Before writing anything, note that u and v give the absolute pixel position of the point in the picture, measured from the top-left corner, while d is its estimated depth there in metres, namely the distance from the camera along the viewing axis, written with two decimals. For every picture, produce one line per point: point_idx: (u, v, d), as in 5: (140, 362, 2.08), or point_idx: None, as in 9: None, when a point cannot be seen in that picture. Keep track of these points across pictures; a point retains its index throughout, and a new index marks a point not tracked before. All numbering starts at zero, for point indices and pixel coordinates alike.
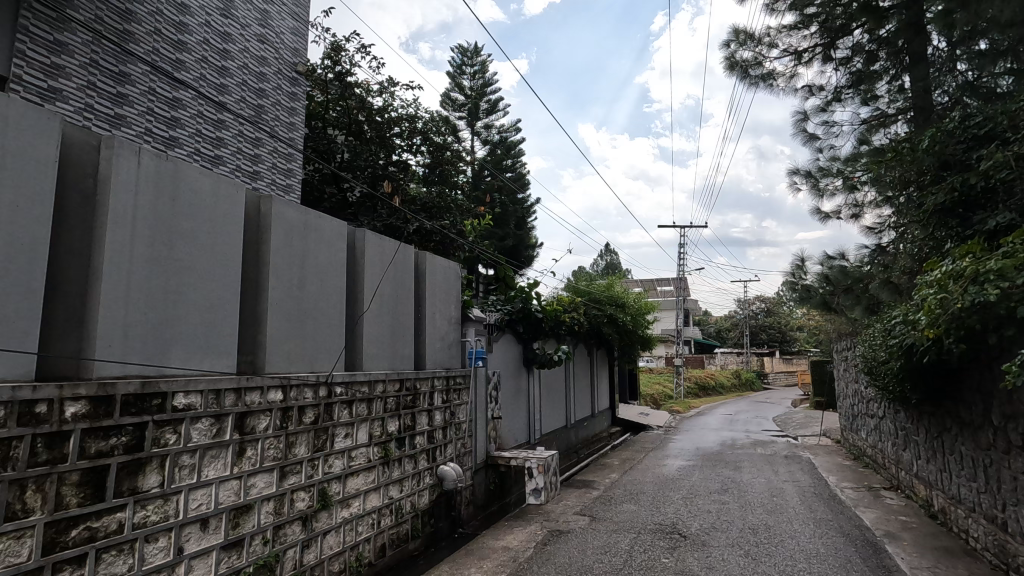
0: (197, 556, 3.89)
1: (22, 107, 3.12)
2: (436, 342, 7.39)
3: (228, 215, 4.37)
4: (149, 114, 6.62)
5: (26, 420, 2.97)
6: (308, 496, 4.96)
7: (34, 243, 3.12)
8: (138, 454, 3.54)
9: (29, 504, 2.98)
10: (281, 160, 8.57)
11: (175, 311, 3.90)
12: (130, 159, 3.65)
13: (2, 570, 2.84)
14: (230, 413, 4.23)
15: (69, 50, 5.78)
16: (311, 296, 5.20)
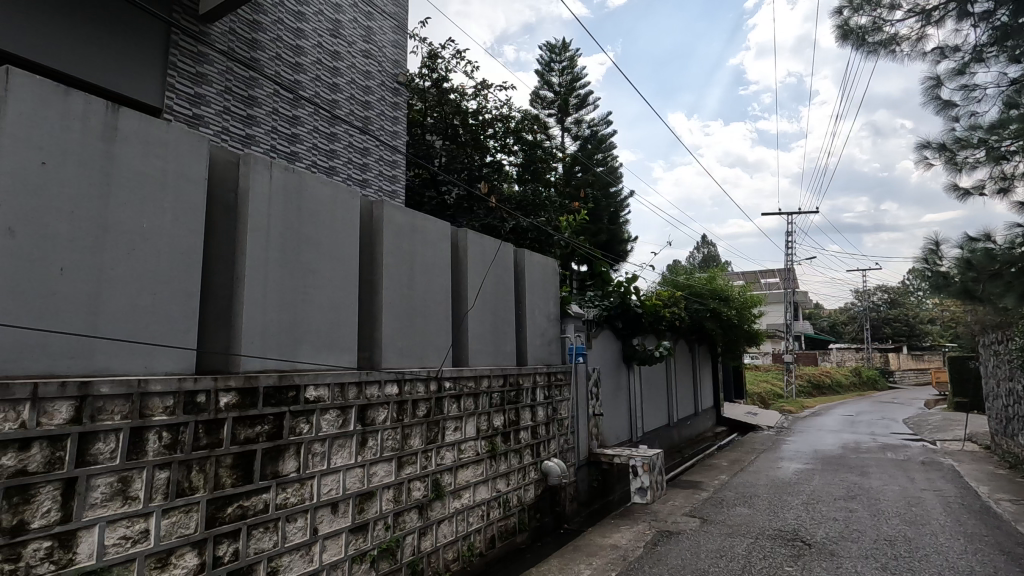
0: (329, 537, 4.21)
1: (178, 132, 3.52)
2: (536, 338, 7.44)
3: (345, 221, 4.66)
4: (274, 132, 7.25)
5: (189, 408, 3.36)
6: (423, 486, 5.20)
7: (191, 252, 3.52)
8: (278, 441, 3.89)
9: (195, 483, 3.37)
10: (387, 168, 9.02)
11: (304, 311, 4.24)
12: (264, 172, 4.00)
13: (175, 540, 3.24)
14: (353, 405, 4.52)
15: (208, 80, 6.49)
16: (420, 295, 5.42)
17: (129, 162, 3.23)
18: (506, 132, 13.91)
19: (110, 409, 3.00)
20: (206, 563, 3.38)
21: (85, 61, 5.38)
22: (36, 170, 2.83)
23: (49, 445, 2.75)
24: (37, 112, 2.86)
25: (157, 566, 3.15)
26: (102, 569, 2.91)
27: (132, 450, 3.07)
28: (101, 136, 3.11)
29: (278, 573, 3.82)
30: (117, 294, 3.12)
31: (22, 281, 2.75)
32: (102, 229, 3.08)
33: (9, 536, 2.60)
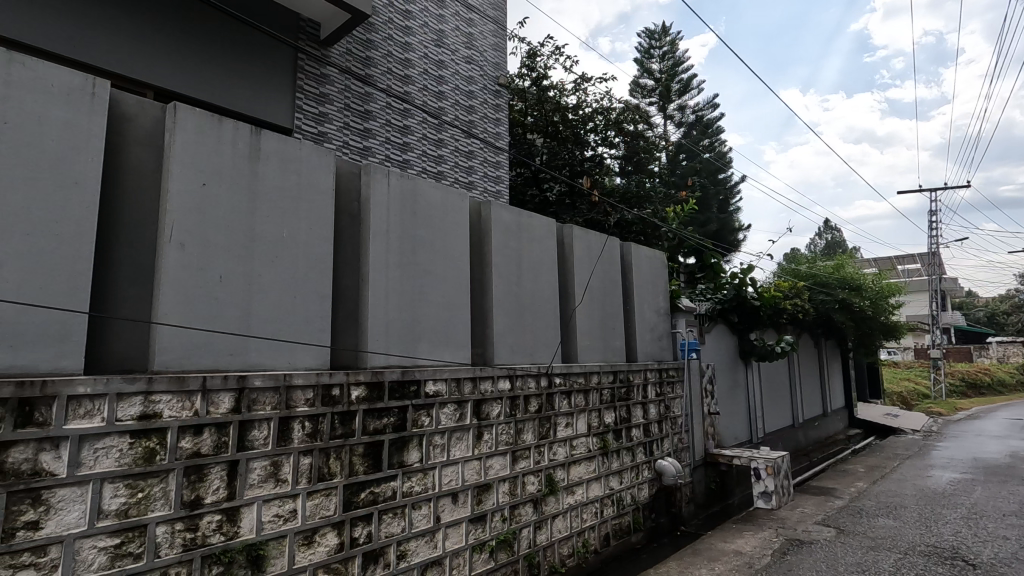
0: (451, 525, 4.41)
1: (310, 149, 3.84)
2: (646, 334, 7.24)
3: (455, 223, 4.84)
4: (388, 142, 7.69)
5: (326, 400, 3.68)
6: (537, 481, 5.27)
7: (323, 258, 3.84)
8: (402, 433, 4.13)
9: (333, 469, 3.68)
10: (491, 169, 9.25)
11: (421, 310, 4.45)
12: (382, 181, 4.26)
13: (318, 520, 3.57)
14: (469, 400, 4.69)
15: (330, 99, 7.05)
16: (529, 292, 5.48)
17: (270, 179, 3.59)
18: (607, 125, 13.70)
19: (262, 401, 3.36)
20: (343, 543, 3.68)
21: (229, 91, 6.11)
22: (198, 191, 3.24)
23: (216, 431, 3.15)
24: (197, 139, 3.26)
25: (304, 543, 3.48)
26: (260, 542, 3.27)
27: (280, 437, 3.42)
28: (247, 157, 3.49)
29: (406, 557, 4.06)
30: (264, 298, 3.49)
31: (192, 289, 3.16)
32: (251, 240, 3.45)
33: (188, 509, 3.00)
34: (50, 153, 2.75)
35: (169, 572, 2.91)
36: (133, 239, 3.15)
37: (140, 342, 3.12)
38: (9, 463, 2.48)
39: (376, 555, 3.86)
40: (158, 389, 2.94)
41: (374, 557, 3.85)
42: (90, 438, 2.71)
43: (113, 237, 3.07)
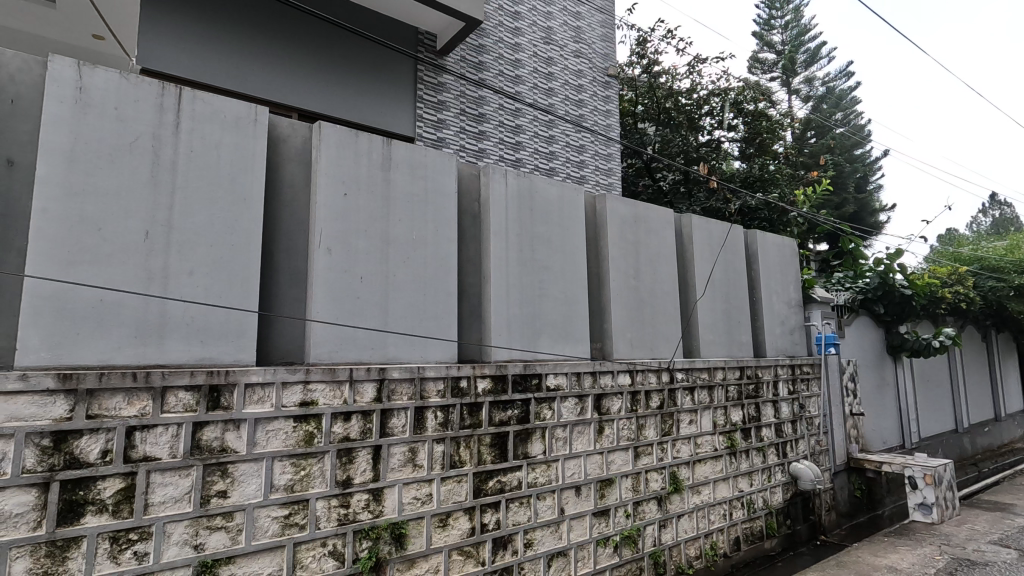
0: (575, 517, 4.46)
1: (434, 154, 4.06)
2: (776, 327, 6.75)
3: (572, 218, 4.86)
4: (502, 143, 7.90)
5: (455, 392, 3.89)
6: (661, 478, 5.15)
7: (449, 256, 4.05)
8: (526, 425, 4.25)
9: (463, 457, 3.88)
10: (603, 162, 9.16)
11: (541, 305, 4.53)
12: (501, 181, 4.39)
13: (452, 504, 3.79)
14: (589, 394, 4.70)
15: (447, 106, 7.39)
16: (648, 285, 5.34)
17: (401, 185, 3.86)
18: (725, 106, 12.90)
19: (400, 391, 3.63)
20: (475, 528, 3.87)
21: (359, 107, 6.64)
22: (341, 201, 3.57)
23: (362, 417, 3.46)
24: (339, 153, 3.59)
25: (440, 525, 3.71)
26: (402, 521, 3.54)
27: (416, 426, 3.67)
28: (381, 166, 3.78)
29: (533, 545, 4.17)
30: (399, 296, 3.76)
31: (338, 289, 3.49)
32: (387, 243, 3.74)
33: (341, 487, 3.34)
34: (225, 174, 3.19)
35: (327, 542, 3.25)
36: (290, 246, 3.55)
37: (298, 337, 3.51)
38: (203, 440, 2.92)
39: (504, 542, 4.01)
40: (314, 379, 3.29)
41: (502, 543, 4.00)
42: (262, 421, 3.10)
43: (274, 244, 3.49)
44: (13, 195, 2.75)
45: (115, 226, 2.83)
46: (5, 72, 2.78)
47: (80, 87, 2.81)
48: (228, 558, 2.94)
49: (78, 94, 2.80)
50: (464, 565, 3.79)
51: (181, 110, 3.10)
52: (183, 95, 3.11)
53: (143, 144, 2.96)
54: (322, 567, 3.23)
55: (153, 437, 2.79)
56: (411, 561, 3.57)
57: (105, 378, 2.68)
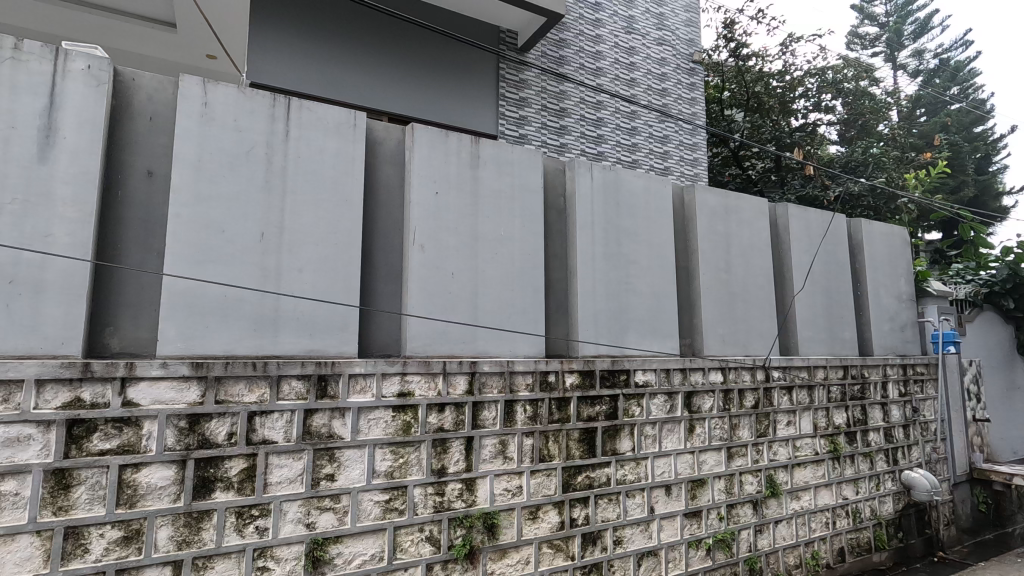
0: (665, 517, 4.36)
1: (520, 150, 4.09)
2: (885, 324, 6.22)
3: (659, 210, 4.73)
4: (583, 137, 7.83)
5: (544, 386, 3.91)
6: (756, 481, 4.92)
7: (536, 252, 4.07)
8: (615, 421, 4.20)
9: (552, 451, 3.90)
10: (687, 152, 8.88)
11: (628, 300, 4.42)
12: (586, 174, 4.34)
13: (542, 497, 3.82)
14: (679, 391, 4.57)
15: (529, 102, 7.43)
16: (740, 279, 5.08)
17: (488, 182, 3.92)
18: (822, 87, 12.27)
19: (491, 384, 3.71)
20: (564, 522, 3.89)
21: (445, 108, 6.82)
22: (432, 199, 3.69)
23: (455, 409, 3.57)
24: (430, 153, 3.71)
25: (530, 517, 3.76)
26: (494, 512, 3.62)
27: (505, 419, 3.74)
28: (469, 164, 3.86)
29: (622, 543, 4.12)
30: (487, 291, 3.82)
31: (431, 285, 3.60)
32: (475, 239, 3.82)
33: (436, 476, 3.46)
34: (328, 177, 3.39)
35: (424, 528, 3.39)
36: (385, 244, 3.70)
37: (395, 331, 3.66)
38: (313, 426, 3.13)
39: (594, 538, 4.00)
40: (411, 370, 3.43)
41: (592, 539, 3.99)
42: (364, 410, 3.28)
43: (372, 243, 3.66)
44: (153, 203, 3.07)
45: (235, 228, 3.09)
46: (144, 93, 3.11)
47: (205, 102, 3.09)
48: (337, 538, 3.14)
49: (203, 109, 3.08)
50: (554, 558, 3.82)
51: (289, 118, 3.33)
52: (292, 105, 3.34)
53: (258, 152, 3.20)
54: (420, 552, 3.36)
55: (270, 422, 3.03)
56: (502, 550, 3.64)
57: (230, 367, 2.95)
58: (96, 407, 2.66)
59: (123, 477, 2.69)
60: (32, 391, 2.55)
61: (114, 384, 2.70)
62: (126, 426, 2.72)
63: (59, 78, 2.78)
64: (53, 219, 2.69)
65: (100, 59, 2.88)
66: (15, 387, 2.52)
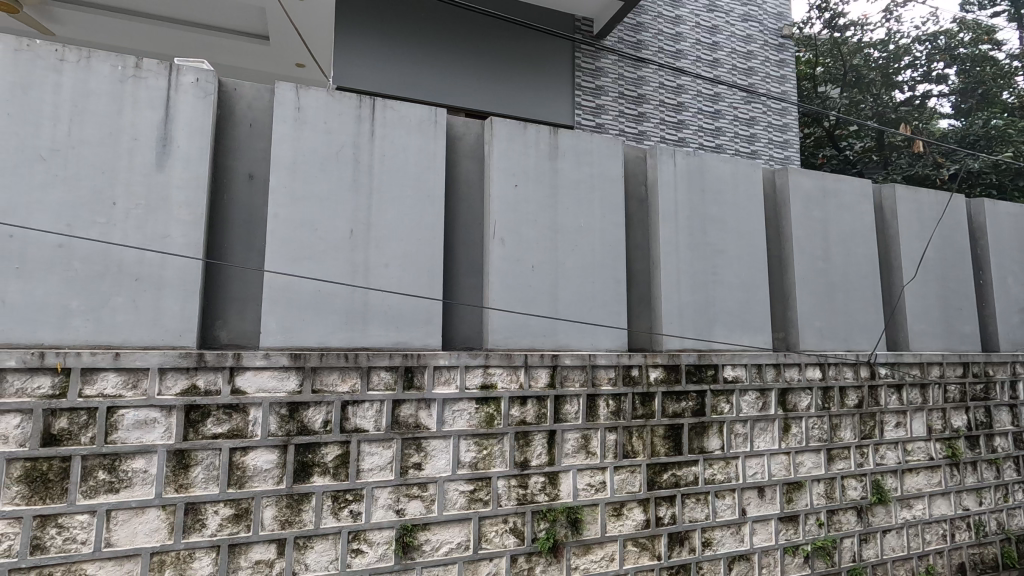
0: (758, 521, 4.13)
1: (598, 139, 3.99)
2: (1014, 316, 5.53)
3: (748, 195, 4.45)
4: (663, 123, 7.58)
5: (627, 380, 3.82)
6: (861, 486, 4.55)
7: (617, 242, 3.96)
8: (702, 417, 4.02)
9: (636, 448, 3.80)
10: (777, 134, 8.37)
11: (716, 292, 4.20)
12: (669, 161, 4.16)
13: (626, 494, 3.74)
14: (773, 387, 4.30)
15: (606, 90, 7.26)
16: (840, 268, 4.70)
17: (568, 173, 3.86)
18: (933, 54, 11.16)
19: (572, 378, 3.67)
20: (650, 520, 3.78)
21: (521, 100, 6.79)
22: (512, 192, 3.68)
23: (537, 402, 3.56)
24: (508, 146, 3.70)
25: (614, 513, 3.69)
26: (577, 507, 3.58)
27: (588, 414, 3.68)
28: (548, 156, 3.82)
29: (712, 545, 3.96)
30: (568, 284, 3.76)
31: (511, 278, 3.60)
32: (555, 231, 3.77)
33: (519, 468, 3.47)
34: (412, 174, 3.47)
35: (508, 520, 3.42)
36: (466, 238, 3.75)
37: (476, 324, 3.69)
38: (401, 416, 3.23)
39: (681, 538, 3.86)
40: (493, 363, 3.46)
41: (679, 539, 3.85)
42: (449, 401, 3.34)
43: (454, 237, 3.71)
44: (254, 204, 3.28)
45: (327, 226, 3.24)
46: (245, 101, 3.33)
47: (298, 107, 3.25)
48: (424, 525, 3.23)
49: (296, 113, 3.25)
50: (640, 556, 3.73)
51: (375, 118, 3.43)
52: (377, 105, 3.44)
53: (346, 152, 3.33)
54: (504, 543, 3.40)
55: (362, 411, 3.16)
56: (586, 546, 3.60)
57: (324, 358, 3.10)
58: (209, 394, 2.89)
59: (233, 460, 2.90)
60: (156, 379, 2.80)
61: (224, 373, 2.92)
62: (235, 412, 2.93)
63: (172, 92, 3.03)
64: (170, 222, 2.95)
65: (207, 72, 3.10)
66: (142, 375, 2.79)
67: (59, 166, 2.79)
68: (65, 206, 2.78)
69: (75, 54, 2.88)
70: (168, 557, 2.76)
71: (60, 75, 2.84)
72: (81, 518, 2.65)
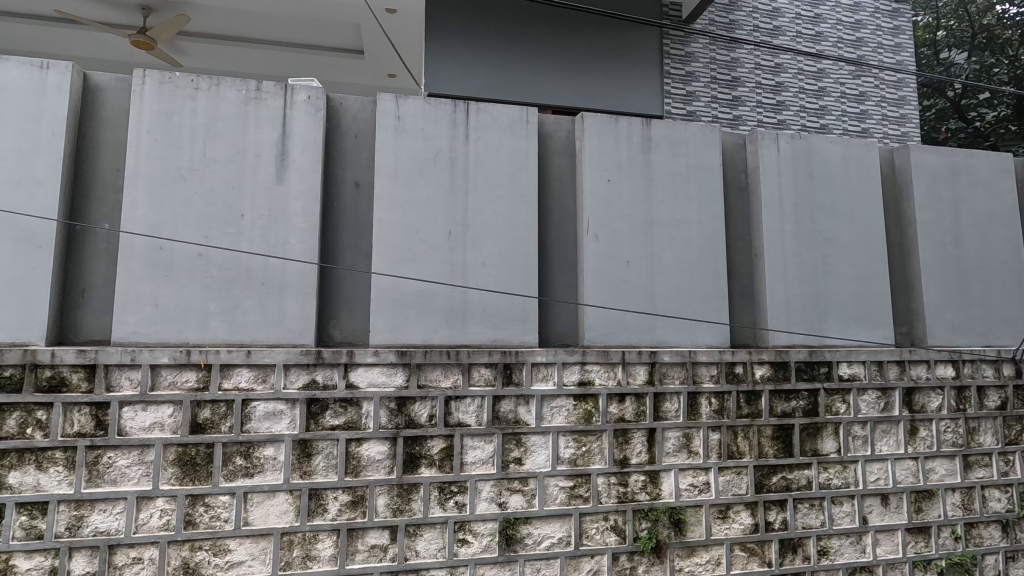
0: (882, 531, 3.81)
1: (694, 128, 3.85)
2: None
3: (863, 178, 4.09)
4: (760, 106, 7.17)
5: (730, 378, 3.66)
6: (1005, 497, 4.06)
7: (716, 234, 3.80)
8: (815, 417, 3.77)
9: (742, 448, 3.64)
10: (892, 109, 7.66)
11: (828, 284, 3.91)
12: (772, 146, 3.93)
13: (732, 497, 3.58)
14: (896, 386, 3.94)
15: (696, 76, 6.97)
16: (975, 253, 4.21)
17: (662, 165, 3.76)
18: None
19: (672, 374, 3.58)
20: (759, 525, 3.60)
21: (608, 93, 6.66)
22: (604, 187, 3.64)
23: (636, 400, 3.50)
24: (600, 141, 3.66)
25: (719, 516, 3.56)
26: (680, 507, 3.49)
27: (689, 412, 3.57)
28: (641, 148, 3.74)
29: (828, 554, 3.70)
30: (665, 278, 3.66)
31: (606, 274, 3.57)
32: (651, 225, 3.69)
33: (619, 466, 3.44)
34: (506, 174, 3.53)
35: (609, 517, 3.40)
36: (560, 235, 3.75)
37: (572, 321, 3.68)
38: (501, 412, 3.31)
39: (793, 545, 3.64)
40: (590, 360, 3.45)
41: (791, 546, 3.64)
42: (547, 398, 3.38)
43: (547, 235, 3.72)
44: (361, 210, 3.48)
45: (427, 229, 3.38)
46: (351, 114, 3.54)
47: (398, 116, 3.41)
48: (526, 519, 3.29)
49: (397, 122, 3.41)
50: (748, 562, 3.58)
51: (469, 122, 3.52)
52: (470, 108, 3.53)
53: (443, 156, 3.45)
54: (606, 540, 3.38)
55: (464, 407, 3.26)
56: (691, 548, 3.50)
57: (428, 355, 3.24)
58: (327, 388, 3.11)
59: (350, 450, 3.11)
60: (281, 374, 3.07)
61: (339, 368, 3.13)
62: (350, 405, 3.14)
63: (288, 110, 3.28)
64: (290, 230, 3.20)
65: (317, 89, 3.33)
66: (270, 370, 3.06)
67: (197, 183, 3.12)
68: (203, 218, 3.11)
69: (207, 82, 3.20)
70: (296, 538, 3.01)
71: (195, 102, 3.17)
72: (223, 498, 2.96)
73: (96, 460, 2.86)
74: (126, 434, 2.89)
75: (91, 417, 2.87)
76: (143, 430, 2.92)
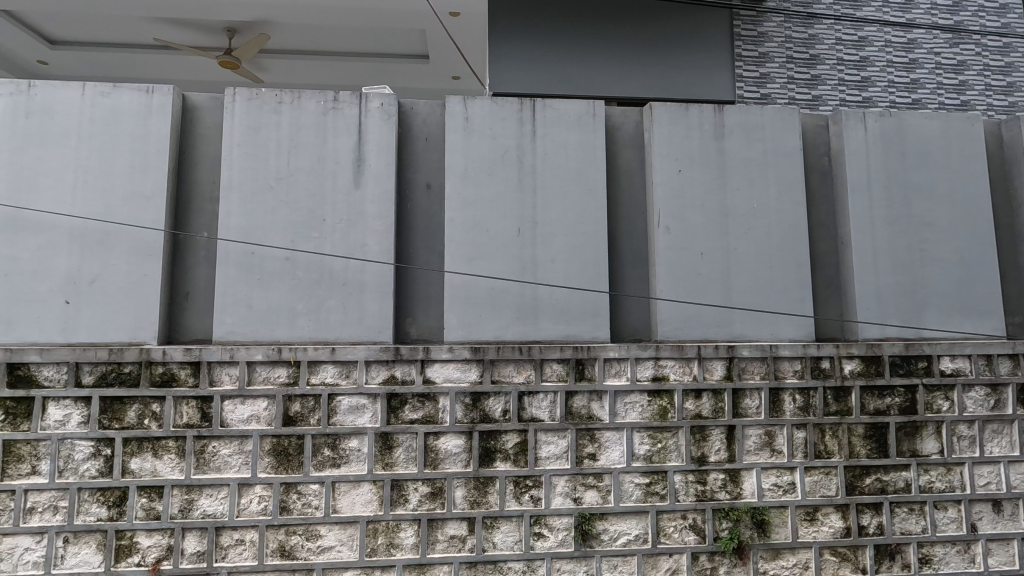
0: (994, 540, 3.49)
1: (770, 112, 3.67)
2: None
3: (965, 155, 3.75)
4: (843, 83, 6.71)
5: (817, 373, 3.47)
6: None
7: (797, 222, 3.61)
8: (914, 415, 3.51)
9: (830, 447, 3.45)
10: (997, 77, 6.95)
11: (926, 271, 3.61)
12: (858, 126, 3.68)
13: (820, 498, 3.40)
14: (1009, 382, 3.60)
15: (771, 57, 6.63)
16: None
17: (737, 152, 3.61)
18: None
19: (752, 370, 3.45)
20: (851, 528, 3.40)
21: (675, 80, 6.46)
22: (676, 178, 3.55)
23: (713, 396, 3.40)
24: (671, 131, 3.58)
25: (807, 518, 3.39)
26: (763, 508, 3.36)
27: (771, 409, 3.42)
28: (713, 136, 3.61)
29: (931, 562, 3.44)
30: (742, 270, 3.52)
31: (679, 267, 3.48)
32: (726, 215, 3.56)
33: (697, 464, 3.35)
34: (574, 170, 3.52)
35: (688, 516, 3.33)
36: (630, 229, 3.69)
37: (645, 316, 3.62)
38: (574, 407, 3.31)
39: (891, 551, 3.41)
40: (665, 355, 3.38)
41: (888, 553, 3.41)
42: (621, 393, 3.35)
43: (617, 229, 3.68)
44: (433, 211, 3.58)
45: (496, 227, 3.43)
46: (421, 118, 3.65)
47: (466, 117, 3.49)
48: (602, 515, 3.28)
49: (465, 123, 3.48)
50: (839, 567, 3.38)
51: (535, 119, 3.54)
52: (537, 106, 3.55)
53: (511, 154, 3.49)
54: (684, 539, 3.31)
55: (537, 402, 3.30)
56: (776, 550, 3.36)
57: (501, 351, 3.30)
58: (405, 383, 3.24)
59: (428, 443, 3.22)
60: (363, 370, 3.22)
61: (416, 365, 3.25)
62: (427, 400, 3.25)
63: (363, 118, 3.44)
64: (368, 232, 3.35)
65: (390, 96, 3.45)
66: (353, 366, 3.23)
67: (283, 191, 3.33)
68: (289, 224, 3.31)
69: (289, 95, 3.40)
70: (380, 526, 3.16)
71: (280, 115, 3.38)
72: (314, 487, 3.15)
73: (202, 448, 3.12)
74: (227, 425, 3.14)
75: (197, 410, 3.14)
76: (242, 421, 3.15)
